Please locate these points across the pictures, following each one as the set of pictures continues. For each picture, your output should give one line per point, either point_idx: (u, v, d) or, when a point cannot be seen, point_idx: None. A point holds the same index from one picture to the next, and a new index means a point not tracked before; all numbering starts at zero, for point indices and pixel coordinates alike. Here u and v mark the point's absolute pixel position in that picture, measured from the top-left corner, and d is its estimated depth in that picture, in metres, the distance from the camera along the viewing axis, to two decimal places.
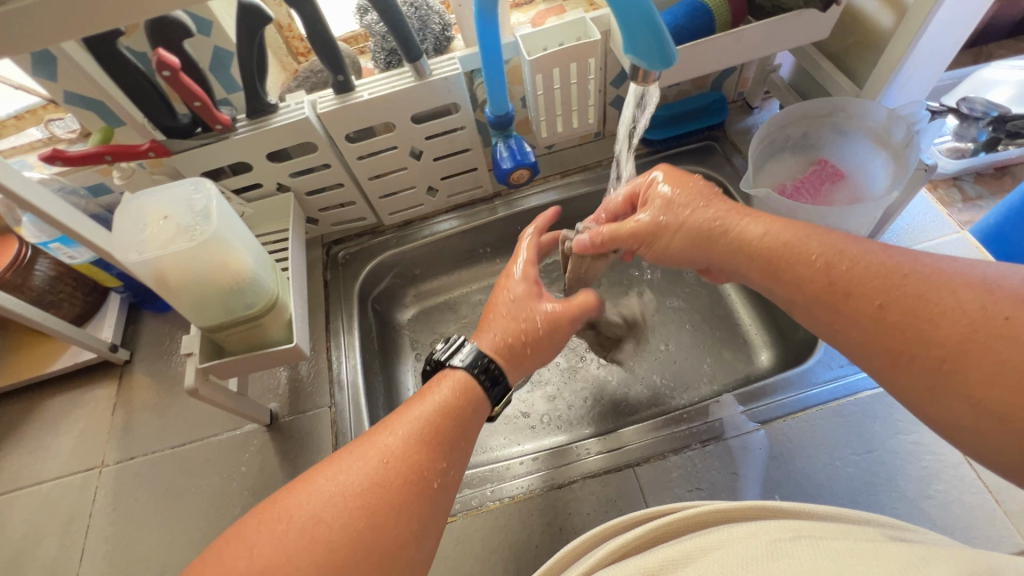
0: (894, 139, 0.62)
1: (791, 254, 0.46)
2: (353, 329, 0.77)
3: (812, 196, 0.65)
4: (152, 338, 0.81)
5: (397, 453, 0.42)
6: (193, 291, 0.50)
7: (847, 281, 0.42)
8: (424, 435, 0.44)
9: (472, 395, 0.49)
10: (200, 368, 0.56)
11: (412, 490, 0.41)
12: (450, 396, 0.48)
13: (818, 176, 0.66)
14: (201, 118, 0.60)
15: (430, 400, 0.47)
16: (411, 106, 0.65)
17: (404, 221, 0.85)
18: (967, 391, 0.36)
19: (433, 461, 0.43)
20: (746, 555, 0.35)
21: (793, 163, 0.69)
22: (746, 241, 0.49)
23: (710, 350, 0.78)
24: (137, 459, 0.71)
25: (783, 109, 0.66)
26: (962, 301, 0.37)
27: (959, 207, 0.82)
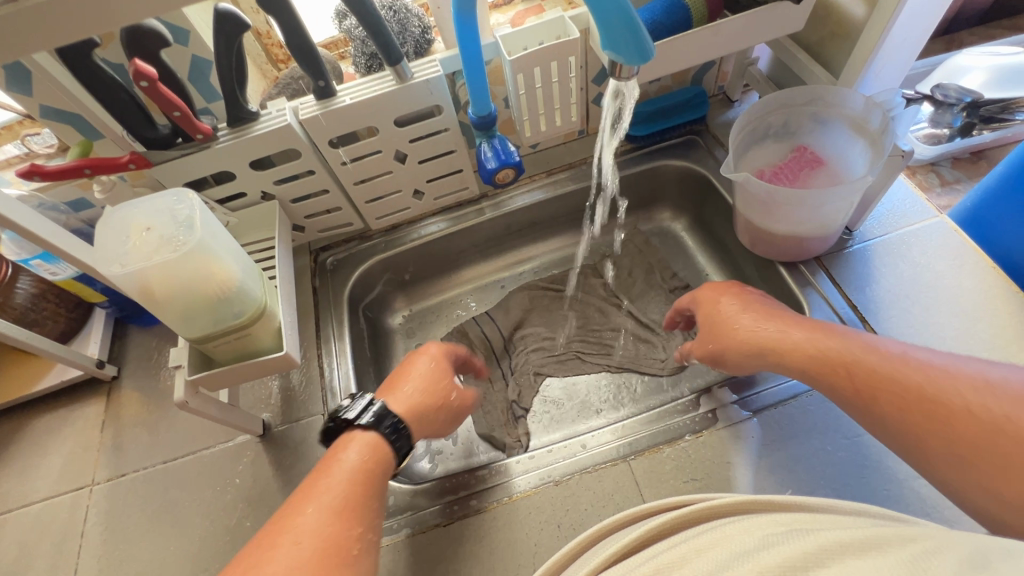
0: (870, 125, 0.63)
1: (850, 374, 0.46)
2: (343, 336, 0.78)
3: (792, 180, 0.67)
4: (139, 353, 0.80)
5: (295, 549, 0.41)
6: (179, 302, 0.50)
7: (897, 391, 0.43)
8: (323, 512, 0.44)
9: (378, 454, 0.51)
10: (189, 380, 0.56)
11: (316, 566, 0.40)
12: (357, 462, 0.49)
13: (798, 163, 0.68)
14: (182, 128, 0.59)
15: (326, 483, 0.47)
16: (394, 110, 0.65)
17: (391, 226, 0.86)
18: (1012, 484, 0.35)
19: (337, 535, 0.43)
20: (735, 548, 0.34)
21: (775, 146, 0.71)
22: (787, 362, 0.52)
23: (693, 344, 0.81)
24: (128, 476, 0.70)
25: (763, 97, 0.67)
26: (966, 402, 0.39)
27: (937, 193, 0.83)
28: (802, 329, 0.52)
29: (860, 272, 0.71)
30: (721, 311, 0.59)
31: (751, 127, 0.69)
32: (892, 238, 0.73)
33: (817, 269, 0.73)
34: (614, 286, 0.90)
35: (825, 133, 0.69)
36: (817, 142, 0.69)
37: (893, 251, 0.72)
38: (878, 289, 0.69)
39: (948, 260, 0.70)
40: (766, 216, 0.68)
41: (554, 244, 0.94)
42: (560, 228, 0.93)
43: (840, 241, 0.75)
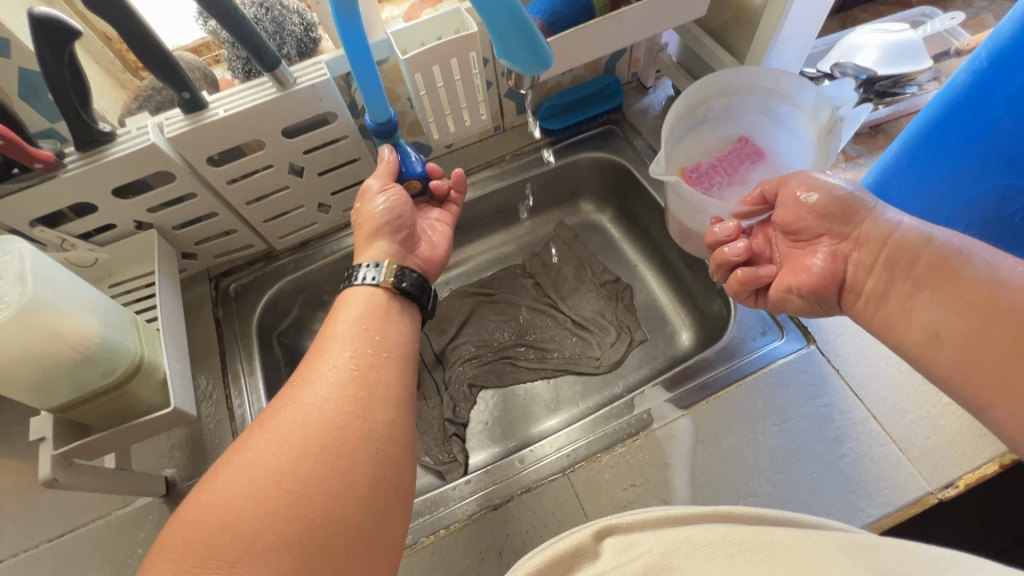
0: (818, 116, 0.62)
1: (954, 269, 0.42)
2: (255, 370, 0.71)
3: (728, 175, 0.67)
4: (9, 415, 0.69)
5: (279, 420, 0.41)
6: (22, 372, 0.42)
7: (1005, 336, 0.37)
8: (331, 396, 0.43)
9: (373, 315, 0.51)
10: (57, 454, 0.48)
11: (301, 458, 0.39)
12: (354, 356, 0.46)
13: (736, 156, 0.68)
14: (14, 158, 0.50)
15: (336, 328, 0.49)
16: (280, 119, 0.58)
17: (300, 243, 0.79)
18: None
19: (338, 413, 0.42)
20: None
21: (715, 134, 0.69)
22: (887, 240, 0.47)
23: (625, 339, 0.80)
24: (5, 563, 0.60)
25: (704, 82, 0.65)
26: None
27: (843, 168, 0.87)
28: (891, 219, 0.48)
29: None
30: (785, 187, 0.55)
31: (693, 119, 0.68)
32: None
33: None
34: (550, 275, 0.87)
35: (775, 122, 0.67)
36: (760, 134, 0.68)
37: None
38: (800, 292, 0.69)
39: None
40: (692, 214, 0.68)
41: (481, 247, 0.91)
42: (485, 229, 0.89)
43: None
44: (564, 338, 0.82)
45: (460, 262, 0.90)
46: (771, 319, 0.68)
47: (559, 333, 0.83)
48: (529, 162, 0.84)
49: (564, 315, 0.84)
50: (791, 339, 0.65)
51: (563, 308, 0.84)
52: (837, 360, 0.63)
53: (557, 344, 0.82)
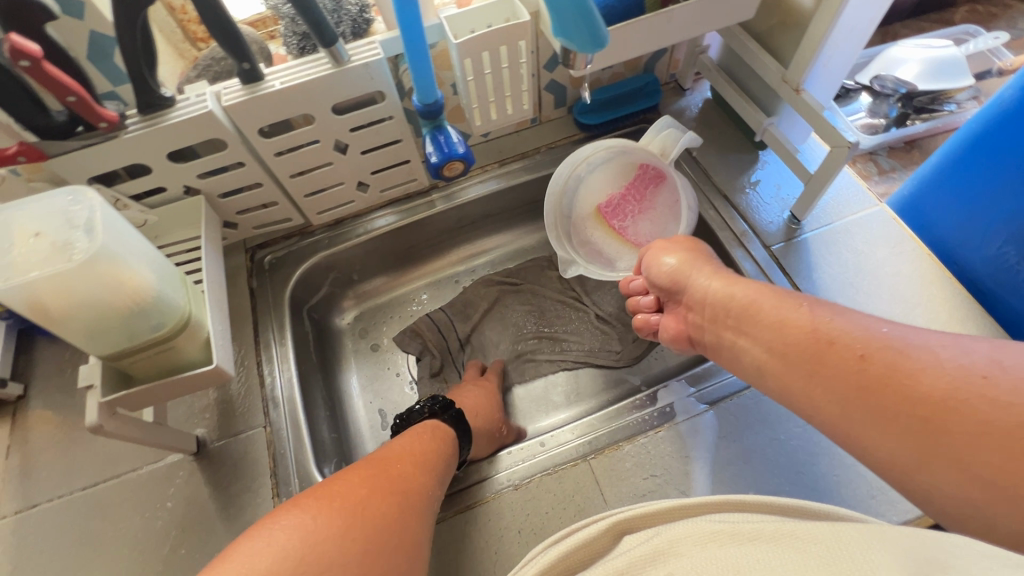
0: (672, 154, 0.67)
1: (746, 305, 0.52)
2: (286, 340, 0.73)
3: (637, 201, 0.74)
4: (50, 368, 0.71)
5: (330, 508, 0.45)
6: (82, 317, 0.43)
7: (798, 363, 0.45)
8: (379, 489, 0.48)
9: (427, 451, 0.56)
10: (104, 401, 0.50)
11: (353, 542, 0.43)
12: (411, 474, 0.52)
13: (640, 186, 0.73)
14: (80, 115, 0.52)
15: (397, 448, 0.55)
16: (332, 96, 0.60)
17: (335, 220, 0.81)
18: (958, 451, 0.32)
19: (384, 506, 0.47)
20: (718, 560, 0.33)
21: (615, 165, 0.73)
22: (714, 298, 0.57)
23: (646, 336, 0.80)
24: (40, 507, 0.62)
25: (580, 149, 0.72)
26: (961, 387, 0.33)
27: (875, 180, 0.87)
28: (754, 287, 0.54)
29: (806, 261, 0.72)
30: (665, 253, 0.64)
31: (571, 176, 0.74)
32: (837, 227, 0.74)
33: (769, 259, 0.73)
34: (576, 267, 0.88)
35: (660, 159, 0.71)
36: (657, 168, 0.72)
37: (838, 239, 0.73)
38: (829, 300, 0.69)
39: (889, 249, 0.72)
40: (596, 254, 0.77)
41: (509, 237, 0.92)
42: (514, 220, 0.90)
43: (789, 229, 0.75)
44: (586, 331, 0.83)
45: (487, 250, 0.92)
46: None
47: (581, 326, 0.84)
48: (563, 156, 0.85)
49: (587, 309, 0.85)
50: None
51: (586, 301, 0.85)
52: None
53: (577, 336, 0.83)
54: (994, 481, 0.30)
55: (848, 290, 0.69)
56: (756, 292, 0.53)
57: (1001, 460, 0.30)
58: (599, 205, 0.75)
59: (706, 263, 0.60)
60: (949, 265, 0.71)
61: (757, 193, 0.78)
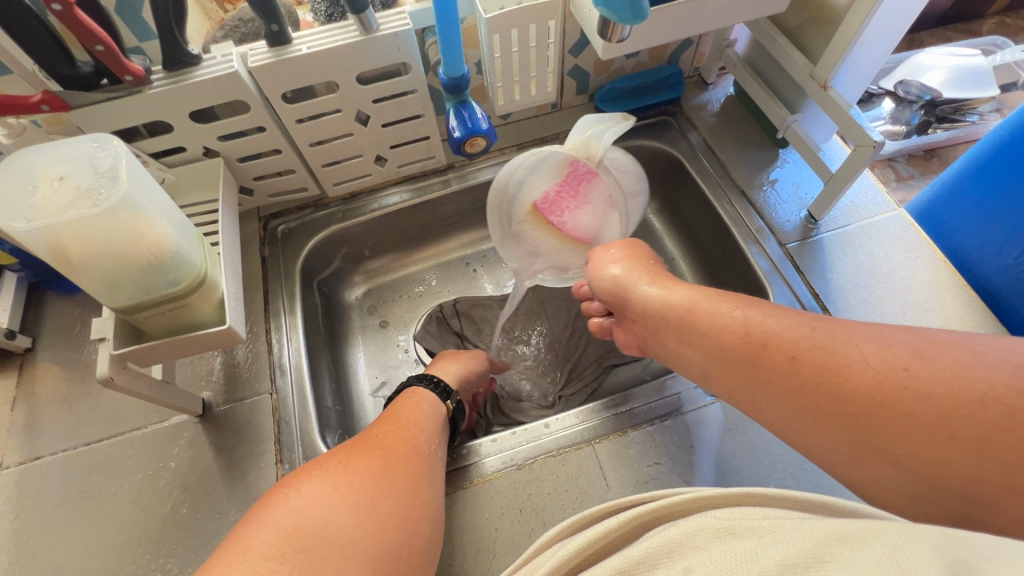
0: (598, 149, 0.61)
1: (685, 315, 0.52)
2: (295, 310, 0.73)
3: (574, 198, 0.67)
4: (59, 323, 0.71)
5: (336, 474, 0.49)
6: (102, 266, 0.43)
7: (737, 368, 0.46)
8: (402, 459, 0.52)
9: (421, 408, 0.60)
10: (116, 354, 0.50)
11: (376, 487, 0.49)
12: (422, 442, 0.55)
13: (575, 185, 0.66)
14: (107, 66, 0.51)
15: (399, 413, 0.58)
16: (357, 64, 0.60)
17: (349, 194, 0.80)
18: (887, 442, 0.36)
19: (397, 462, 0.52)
20: (738, 550, 0.33)
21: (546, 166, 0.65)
22: (655, 310, 0.56)
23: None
24: (43, 459, 0.62)
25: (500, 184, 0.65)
26: (924, 392, 0.35)
27: (892, 187, 0.84)
28: (687, 288, 0.54)
29: (820, 260, 0.72)
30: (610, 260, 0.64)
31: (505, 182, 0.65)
32: (853, 229, 0.74)
33: (784, 257, 0.73)
34: None
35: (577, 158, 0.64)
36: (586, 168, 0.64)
37: (854, 241, 0.73)
38: (842, 301, 0.69)
39: (904, 255, 0.72)
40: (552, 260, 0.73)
41: None
42: None
43: (805, 228, 0.75)
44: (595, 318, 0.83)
45: None
46: None
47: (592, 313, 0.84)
48: None
49: None
50: None
51: None
52: None
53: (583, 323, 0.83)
54: (947, 469, 0.34)
55: (859, 291, 0.69)
56: (692, 300, 0.52)
57: (929, 448, 0.34)
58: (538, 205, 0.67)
59: (646, 272, 0.60)
60: (963, 273, 0.70)
61: (775, 192, 0.78)
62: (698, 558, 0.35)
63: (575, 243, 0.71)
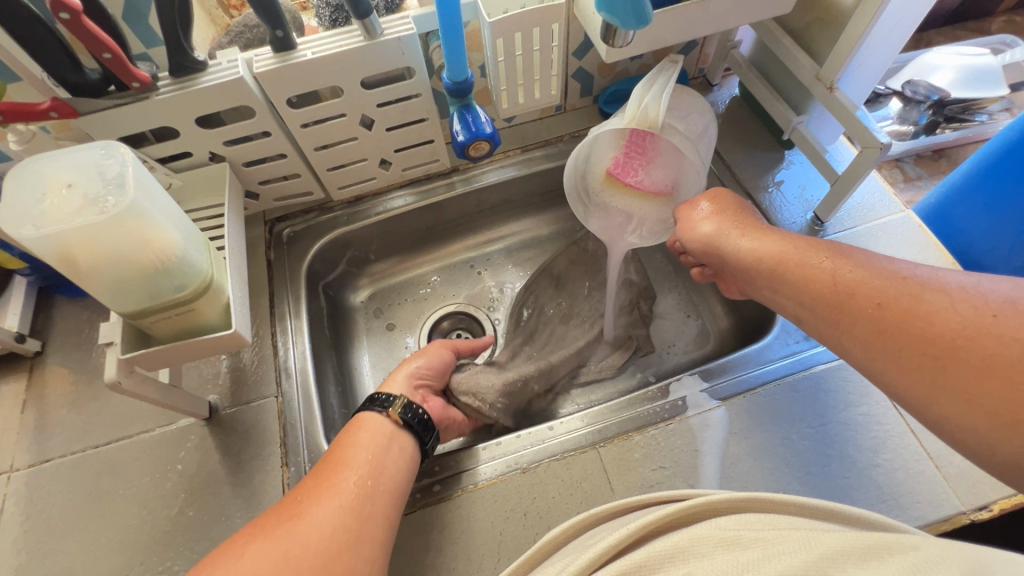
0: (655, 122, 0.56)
1: (778, 267, 0.48)
2: (301, 313, 0.74)
3: (643, 156, 0.64)
4: (67, 326, 0.72)
5: (258, 549, 0.43)
6: (108, 272, 0.44)
7: (822, 314, 0.44)
8: (324, 523, 0.46)
9: (380, 440, 0.55)
10: (124, 358, 0.50)
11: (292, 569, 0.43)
12: (354, 489, 0.50)
13: (638, 147, 0.63)
14: (114, 73, 0.52)
15: (342, 453, 0.53)
16: (362, 69, 0.60)
17: (354, 197, 0.81)
18: (967, 380, 0.34)
19: (326, 531, 0.46)
20: (740, 560, 0.33)
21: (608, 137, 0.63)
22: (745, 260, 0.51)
23: (630, 347, 0.79)
24: (53, 462, 0.63)
25: (568, 168, 0.65)
26: (1014, 335, 0.32)
27: (900, 187, 0.83)
28: (779, 238, 0.50)
29: None
30: (688, 214, 0.58)
31: (574, 162, 0.65)
32: (860, 231, 0.73)
33: None
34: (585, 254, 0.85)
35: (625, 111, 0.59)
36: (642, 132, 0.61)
37: (862, 243, 0.73)
38: None
39: (912, 257, 0.71)
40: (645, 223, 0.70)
41: (526, 225, 0.92)
42: (532, 208, 0.90)
43: (811, 230, 0.75)
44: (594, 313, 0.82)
45: (503, 236, 0.91)
46: None
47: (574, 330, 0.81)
48: None
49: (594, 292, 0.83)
50: None
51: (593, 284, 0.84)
52: None
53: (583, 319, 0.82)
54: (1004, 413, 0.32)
55: None
56: (789, 253, 0.48)
57: (1009, 390, 0.32)
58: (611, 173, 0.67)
59: (735, 225, 0.54)
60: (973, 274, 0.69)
61: (781, 194, 0.77)
62: (701, 565, 0.34)
63: (655, 199, 0.66)
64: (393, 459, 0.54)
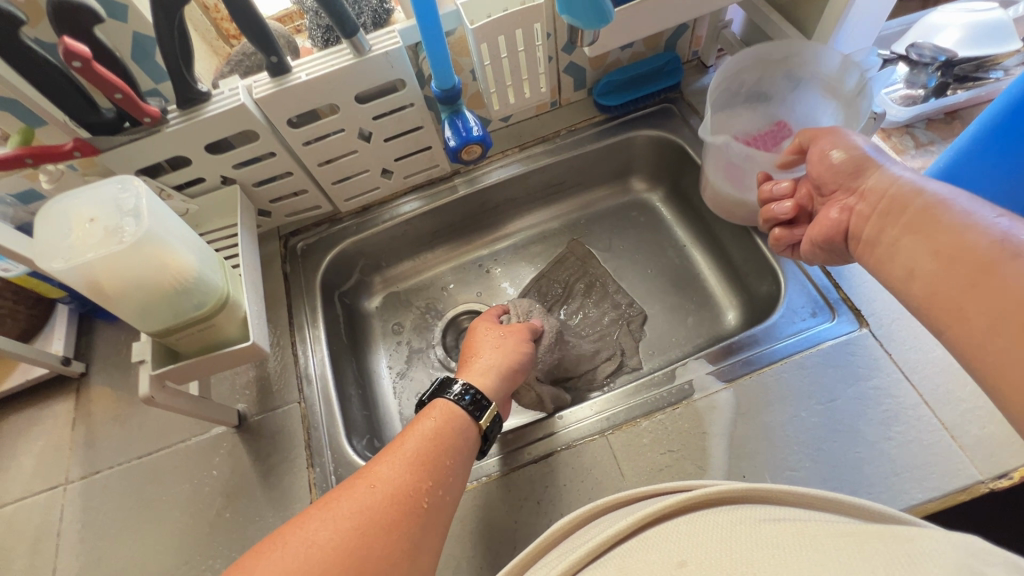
0: (845, 87, 0.65)
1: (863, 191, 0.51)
2: (318, 322, 0.77)
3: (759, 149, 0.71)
4: (108, 348, 0.77)
5: (340, 508, 0.43)
6: (132, 295, 0.48)
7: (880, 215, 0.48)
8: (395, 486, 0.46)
9: (452, 420, 0.55)
10: (155, 374, 0.54)
11: (366, 531, 0.42)
12: (428, 473, 0.48)
13: (774, 135, 0.72)
14: (126, 111, 0.56)
15: (406, 451, 0.50)
16: (354, 84, 0.62)
17: (362, 207, 0.84)
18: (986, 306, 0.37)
19: (400, 502, 0.45)
20: (735, 547, 0.33)
21: (756, 117, 0.75)
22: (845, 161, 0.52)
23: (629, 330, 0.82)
24: (102, 473, 0.68)
25: (739, 59, 0.69)
26: None
27: (912, 153, 0.81)
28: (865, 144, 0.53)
29: None
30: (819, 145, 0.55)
31: (720, 91, 0.72)
32: None
33: None
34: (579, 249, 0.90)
35: (800, 93, 0.72)
36: (800, 124, 0.72)
37: None
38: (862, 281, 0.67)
39: None
40: (733, 187, 0.69)
41: (531, 220, 0.93)
42: (535, 204, 0.91)
43: None
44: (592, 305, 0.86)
45: (510, 234, 0.93)
46: (822, 301, 0.67)
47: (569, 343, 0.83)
48: (583, 138, 0.85)
49: (587, 285, 0.87)
50: (843, 321, 0.65)
51: (581, 277, 0.88)
52: (890, 345, 0.62)
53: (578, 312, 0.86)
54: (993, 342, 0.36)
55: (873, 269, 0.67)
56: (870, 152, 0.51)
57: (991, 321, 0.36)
58: (723, 139, 0.73)
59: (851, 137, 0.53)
60: None
61: None
62: (697, 553, 0.33)
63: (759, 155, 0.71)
64: (462, 456, 0.53)
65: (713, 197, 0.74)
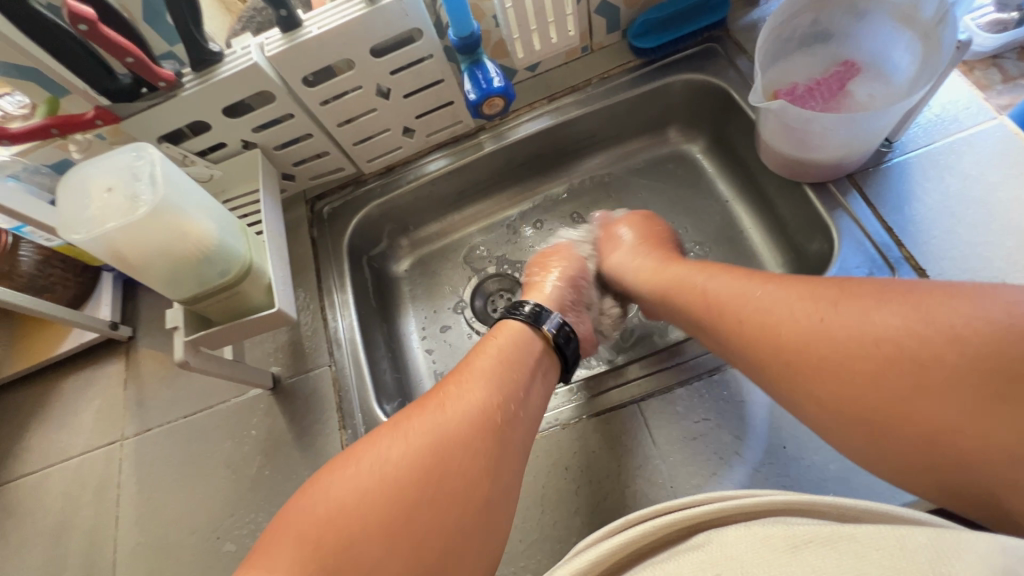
0: (923, 15, 0.57)
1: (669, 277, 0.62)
2: (346, 287, 0.77)
3: (824, 99, 0.64)
4: (152, 313, 0.80)
5: (398, 454, 0.45)
6: (154, 263, 0.48)
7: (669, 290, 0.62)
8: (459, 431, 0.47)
9: (525, 342, 0.58)
10: (188, 340, 0.55)
11: (418, 489, 0.44)
12: (494, 398, 0.51)
13: (840, 78, 0.64)
14: (141, 75, 0.55)
15: (481, 362, 0.54)
16: (368, 38, 0.59)
17: (386, 167, 0.82)
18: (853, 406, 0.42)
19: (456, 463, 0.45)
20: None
21: (817, 58, 0.67)
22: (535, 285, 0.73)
23: None
24: (153, 431, 0.72)
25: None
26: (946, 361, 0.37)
27: (998, 90, 0.69)
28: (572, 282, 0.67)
29: (898, 191, 0.63)
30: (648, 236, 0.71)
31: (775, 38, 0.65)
32: (938, 148, 0.64)
33: (850, 187, 0.65)
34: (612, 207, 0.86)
35: (865, 27, 0.63)
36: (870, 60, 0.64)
37: (940, 164, 0.63)
38: (931, 237, 0.60)
39: (1004, 173, 0.61)
40: (796, 150, 0.64)
41: (560, 178, 0.88)
42: (565, 159, 0.87)
43: (876, 154, 0.66)
44: None
45: (539, 193, 0.89)
46: (882, 259, 0.61)
47: None
48: (617, 85, 0.79)
49: None
50: None
51: None
52: None
53: None
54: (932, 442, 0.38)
55: (944, 224, 0.60)
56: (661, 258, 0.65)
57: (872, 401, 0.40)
58: (780, 94, 0.66)
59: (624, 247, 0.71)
60: None
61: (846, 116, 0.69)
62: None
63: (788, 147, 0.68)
64: (535, 375, 0.56)
65: (776, 159, 0.68)
